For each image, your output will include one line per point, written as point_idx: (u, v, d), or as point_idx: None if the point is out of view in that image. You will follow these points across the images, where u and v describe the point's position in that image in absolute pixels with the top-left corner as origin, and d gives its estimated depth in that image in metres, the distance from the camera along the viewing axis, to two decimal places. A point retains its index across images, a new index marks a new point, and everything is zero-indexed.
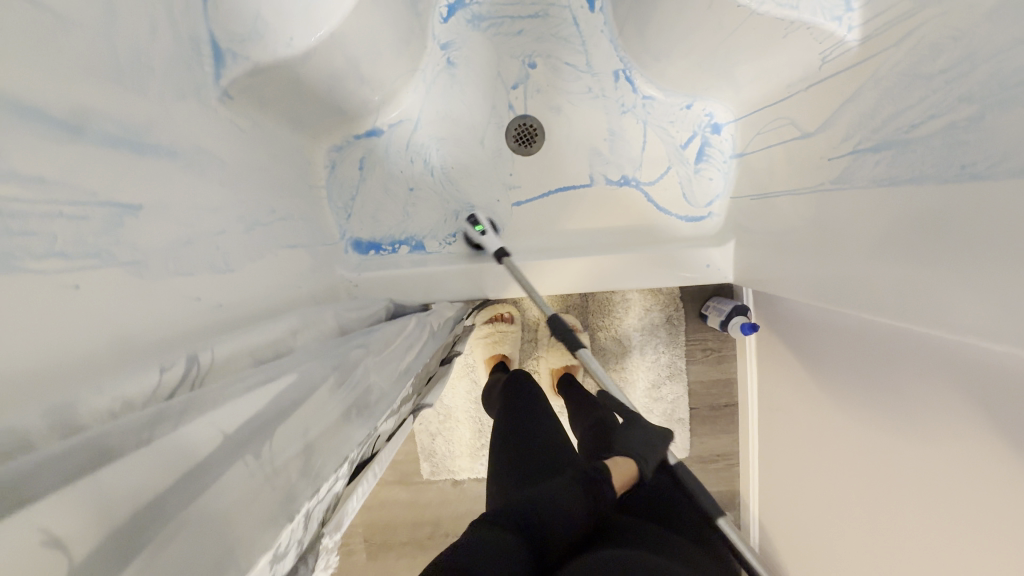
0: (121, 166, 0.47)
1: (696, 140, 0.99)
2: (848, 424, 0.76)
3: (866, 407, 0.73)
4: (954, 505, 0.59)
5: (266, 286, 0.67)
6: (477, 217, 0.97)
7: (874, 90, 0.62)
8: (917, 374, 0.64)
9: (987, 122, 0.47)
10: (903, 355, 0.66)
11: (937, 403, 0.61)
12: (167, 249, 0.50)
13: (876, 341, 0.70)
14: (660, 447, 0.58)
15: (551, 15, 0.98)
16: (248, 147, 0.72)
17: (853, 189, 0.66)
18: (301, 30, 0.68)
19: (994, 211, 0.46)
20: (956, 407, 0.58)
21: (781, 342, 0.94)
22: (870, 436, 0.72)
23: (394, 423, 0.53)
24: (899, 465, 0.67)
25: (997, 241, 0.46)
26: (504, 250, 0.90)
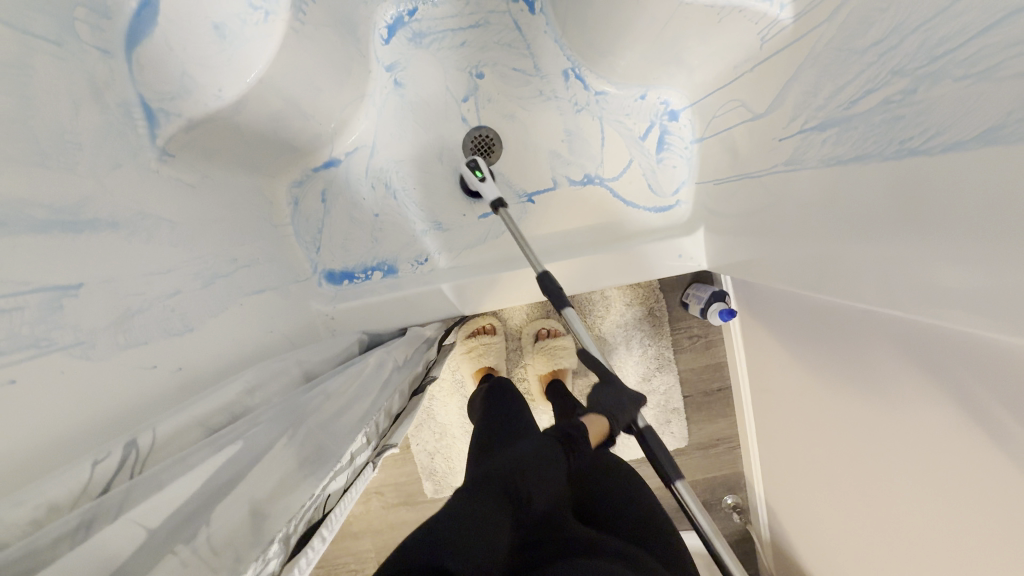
0: (58, 248, 0.47)
1: (655, 129, 0.98)
2: (832, 402, 0.77)
3: (846, 384, 0.73)
4: (937, 472, 0.59)
5: (231, 338, 0.67)
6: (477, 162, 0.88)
7: (814, 68, 0.61)
8: (888, 349, 0.65)
9: (919, 95, 0.46)
10: (873, 330, 0.66)
11: (907, 374, 0.62)
12: (114, 324, 0.50)
13: (846, 319, 0.71)
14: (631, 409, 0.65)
15: (491, 22, 0.97)
16: (199, 201, 0.72)
17: (804, 170, 0.65)
18: (229, 81, 0.71)
19: (938, 186, 0.45)
20: (925, 375, 0.59)
21: (758, 325, 0.95)
22: (853, 412, 0.73)
23: (348, 477, 0.52)
24: (884, 437, 0.67)
25: (947, 216, 0.44)
26: (502, 200, 0.83)
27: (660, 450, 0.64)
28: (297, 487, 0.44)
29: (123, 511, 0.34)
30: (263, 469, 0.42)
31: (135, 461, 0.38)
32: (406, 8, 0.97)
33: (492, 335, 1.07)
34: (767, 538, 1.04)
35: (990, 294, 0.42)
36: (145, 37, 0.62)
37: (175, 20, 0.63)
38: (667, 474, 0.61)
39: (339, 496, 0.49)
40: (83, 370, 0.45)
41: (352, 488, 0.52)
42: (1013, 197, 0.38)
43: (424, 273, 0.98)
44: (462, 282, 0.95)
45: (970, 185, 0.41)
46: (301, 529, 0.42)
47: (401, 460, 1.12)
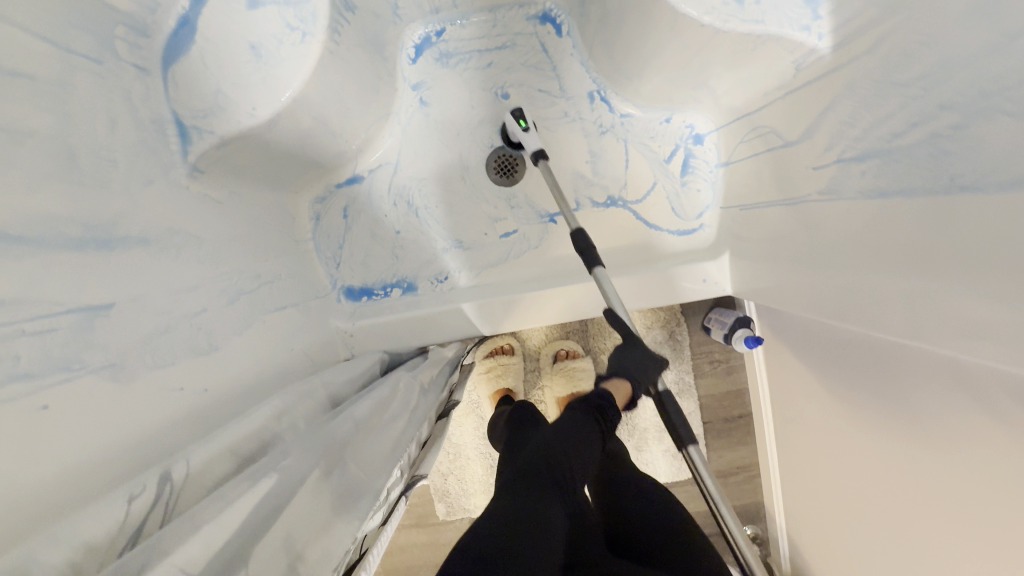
0: (90, 269, 0.47)
1: (679, 152, 0.97)
2: (865, 438, 0.74)
3: (881, 420, 0.70)
4: (974, 522, 0.56)
5: (256, 358, 0.66)
6: (520, 110, 0.89)
7: (852, 98, 0.60)
8: (925, 388, 0.61)
9: (970, 132, 0.45)
10: (909, 367, 0.63)
11: (945, 414, 0.59)
12: (143, 344, 0.49)
13: (880, 353, 0.68)
14: (655, 372, 0.70)
15: (518, 44, 0.98)
16: (226, 217, 0.71)
17: (840, 201, 0.64)
18: (264, 100, 0.70)
19: (992, 226, 0.43)
20: (963, 417, 0.56)
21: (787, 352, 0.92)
22: (887, 451, 0.69)
23: (384, 513, 0.51)
24: (917, 479, 0.64)
25: (997, 258, 0.43)
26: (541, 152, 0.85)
27: (678, 420, 0.66)
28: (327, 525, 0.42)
29: (159, 551, 0.32)
30: (299, 504, 0.41)
31: (167, 497, 0.38)
32: (434, 29, 0.98)
33: (510, 356, 1.06)
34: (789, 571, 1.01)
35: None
36: (183, 54, 0.63)
37: (212, 40, 0.64)
38: (683, 440, 0.64)
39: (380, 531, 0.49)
40: (116, 394, 0.45)
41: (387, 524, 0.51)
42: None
43: (444, 291, 0.98)
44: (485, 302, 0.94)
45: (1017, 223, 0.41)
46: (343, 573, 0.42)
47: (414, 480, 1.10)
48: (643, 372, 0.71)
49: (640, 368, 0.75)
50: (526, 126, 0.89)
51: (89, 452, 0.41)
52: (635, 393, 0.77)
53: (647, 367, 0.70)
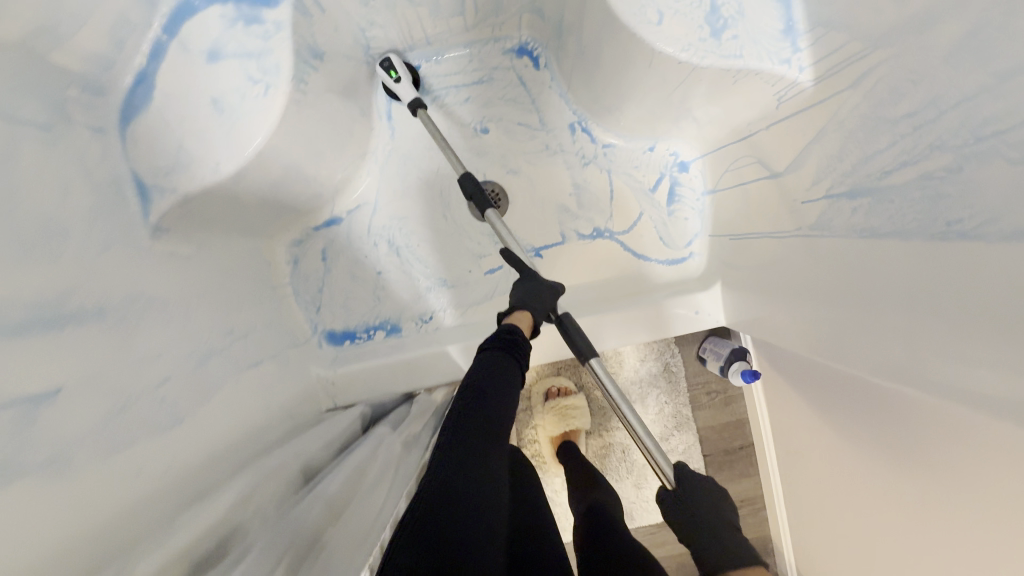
0: (38, 353, 0.44)
1: (665, 181, 0.95)
2: (879, 484, 0.67)
3: (893, 466, 0.64)
4: None
5: (227, 425, 0.62)
6: (392, 62, 0.90)
7: (838, 133, 0.58)
8: (930, 436, 0.55)
9: (965, 175, 0.42)
10: (911, 412, 0.57)
11: (954, 466, 0.53)
12: (96, 429, 0.46)
13: (882, 394, 0.62)
14: (552, 296, 0.76)
15: (495, 78, 0.96)
16: (195, 274, 0.68)
17: (832, 238, 0.61)
18: (227, 154, 0.65)
19: (996, 273, 0.41)
20: (973, 472, 0.50)
21: (795, 382, 0.84)
22: (901, 499, 0.63)
23: None
24: (931, 534, 0.58)
25: (1002, 306, 0.40)
26: (417, 101, 0.88)
27: (577, 337, 0.74)
28: None
29: None
30: None
31: None
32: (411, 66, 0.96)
33: None
34: None
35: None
36: (140, 111, 0.61)
37: (170, 94, 0.61)
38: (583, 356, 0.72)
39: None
40: (61, 495, 0.41)
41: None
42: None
43: (429, 331, 0.94)
44: (474, 343, 0.90)
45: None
46: None
47: None
48: (538, 301, 0.75)
49: (542, 299, 0.75)
50: (399, 78, 0.90)
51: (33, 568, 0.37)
52: (537, 317, 0.75)
53: (542, 295, 0.75)
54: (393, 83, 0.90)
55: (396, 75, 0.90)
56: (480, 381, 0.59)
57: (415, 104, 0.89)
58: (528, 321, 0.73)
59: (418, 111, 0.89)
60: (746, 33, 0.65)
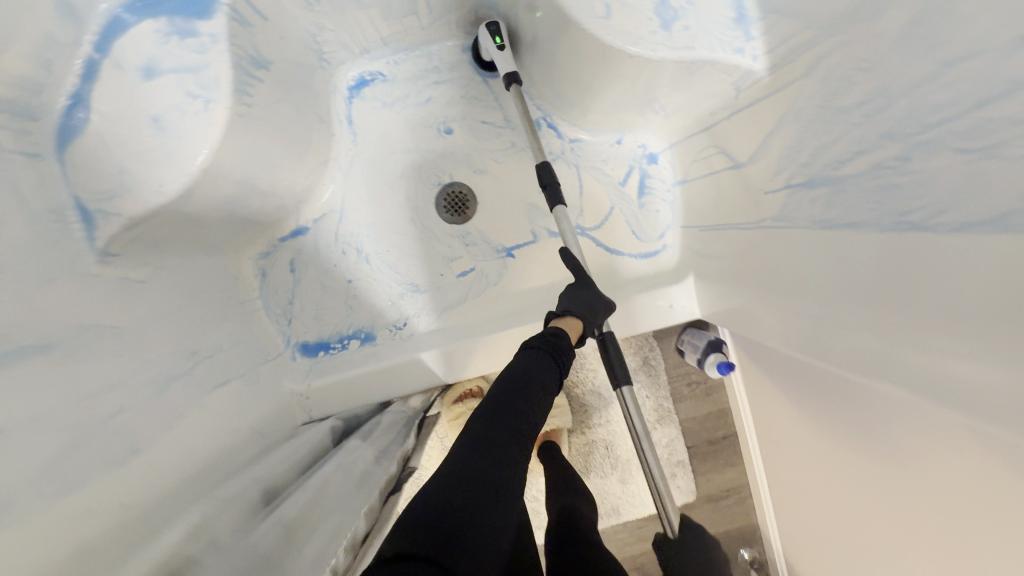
0: None
1: (634, 174, 0.94)
2: (881, 489, 0.64)
3: (897, 472, 0.60)
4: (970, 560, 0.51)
5: (193, 450, 0.61)
6: (500, 27, 0.85)
7: (796, 122, 0.56)
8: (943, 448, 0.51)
9: (917, 164, 0.41)
10: (923, 421, 0.53)
11: (957, 469, 0.51)
12: (44, 471, 0.44)
13: (887, 400, 0.58)
14: (602, 314, 0.73)
15: (456, 77, 0.95)
16: (154, 297, 0.66)
17: (793, 229, 0.60)
18: (168, 174, 0.64)
19: (946, 265, 0.39)
20: (991, 491, 0.47)
21: (785, 379, 0.80)
22: (905, 506, 0.60)
23: None
24: (943, 548, 0.55)
25: (949, 298, 0.39)
26: (513, 74, 0.83)
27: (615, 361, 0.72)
28: None
29: None
30: None
31: None
32: (369, 70, 0.95)
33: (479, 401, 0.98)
34: None
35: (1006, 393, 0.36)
36: (79, 134, 0.59)
37: (108, 116, 0.60)
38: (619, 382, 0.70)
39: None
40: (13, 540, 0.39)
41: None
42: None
43: (404, 337, 0.93)
44: (454, 347, 0.88)
45: (969, 266, 0.37)
46: None
47: None
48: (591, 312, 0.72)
49: (594, 314, 0.72)
50: (502, 44, 0.85)
51: None
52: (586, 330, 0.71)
53: (596, 309, 0.72)
54: (496, 49, 0.84)
55: (501, 41, 0.85)
56: (515, 376, 0.57)
57: (511, 77, 0.84)
58: (577, 332, 0.70)
59: (513, 86, 0.84)
60: (698, 23, 0.64)
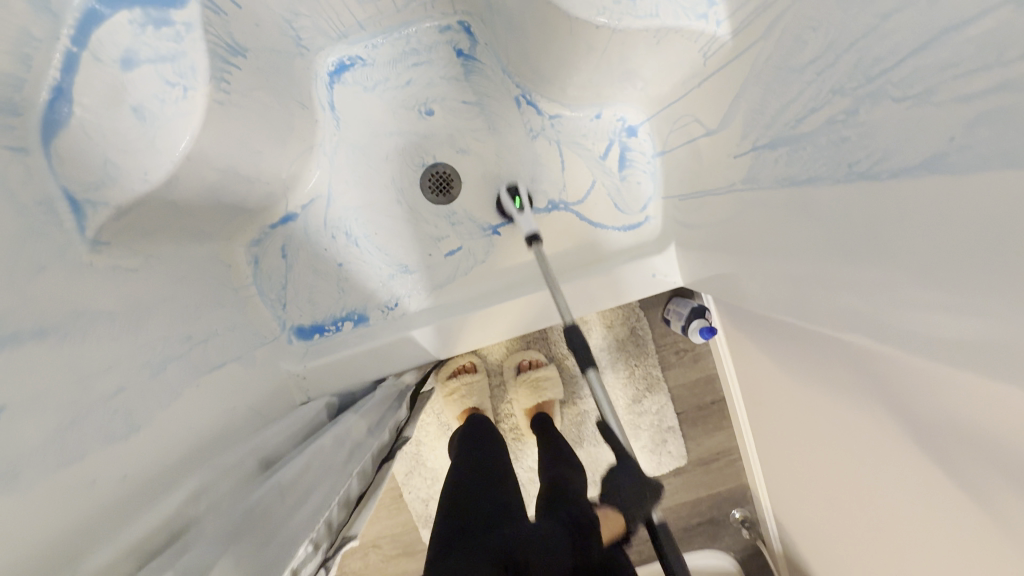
0: None
1: (614, 147, 0.95)
2: (877, 457, 0.62)
3: (866, 426, 0.63)
4: (936, 504, 0.54)
5: (192, 428, 0.63)
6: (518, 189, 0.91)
7: (758, 85, 0.59)
8: (968, 456, 0.47)
9: (862, 117, 0.44)
10: (947, 411, 0.48)
11: (915, 420, 0.53)
12: (47, 445, 0.46)
13: (913, 376, 0.51)
14: (653, 498, 0.58)
15: (435, 59, 0.96)
16: (148, 284, 0.68)
17: (762, 190, 0.63)
18: (151, 160, 0.66)
19: (911, 211, 0.40)
20: (947, 434, 0.49)
21: (792, 329, 0.72)
22: (903, 483, 0.59)
23: None
24: (934, 533, 0.55)
25: (916, 240, 0.41)
26: (536, 234, 0.84)
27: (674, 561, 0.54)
28: None
29: None
30: None
31: None
32: (347, 56, 0.96)
33: (473, 374, 1.05)
34: (780, 551, 1.00)
35: (988, 334, 0.36)
36: (62, 127, 0.60)
37: (90, 108, 0.62)
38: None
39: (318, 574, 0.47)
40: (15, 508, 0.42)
41: (330, 561, 0.49)
42: (998, 217, 0.33)
43: (396, 317, 0.94)
44: (446, 324, 0.91)
45: (940, 205, 0.38)
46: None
47: (393, 510, 1.08)
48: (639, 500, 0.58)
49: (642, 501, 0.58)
50: (522, 205, 0.89)
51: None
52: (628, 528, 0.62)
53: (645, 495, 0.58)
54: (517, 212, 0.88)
55: (519, 203, 0.90)
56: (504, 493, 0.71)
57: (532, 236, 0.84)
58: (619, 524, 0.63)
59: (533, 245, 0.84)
60: None
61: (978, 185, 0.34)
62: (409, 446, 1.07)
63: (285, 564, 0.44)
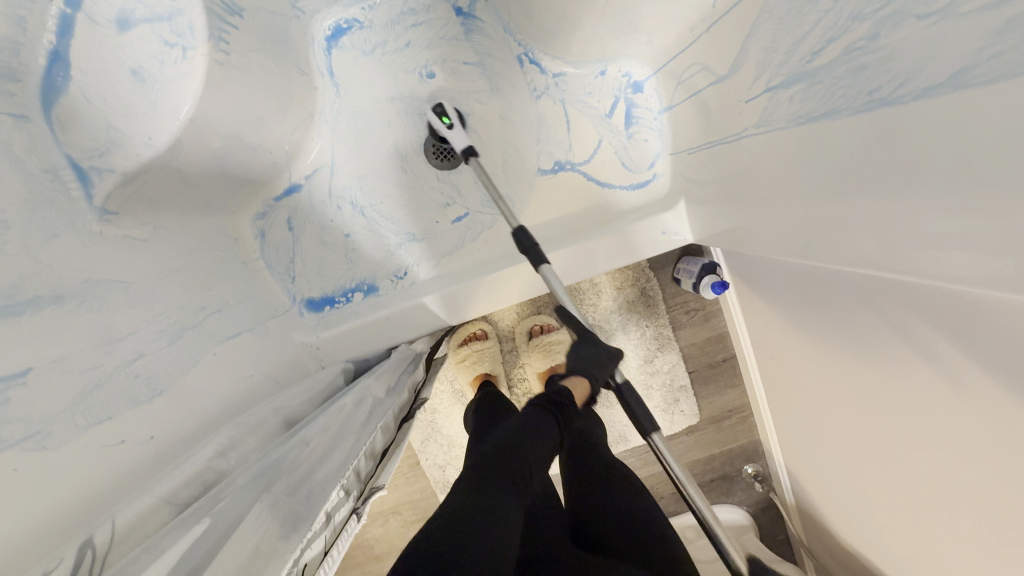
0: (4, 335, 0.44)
1: (620, 104, 0.93)
2: (895, 396, 0.62)
3: (881, 369, 0.63)
4: (956, 442, 0.54)
5: (215, 393, 0.63)
6: (443, 108, 0.89)
7: (770, 22, 0.59)
8: (1002, 396, 0.46)
9: (883, 40, 0.44)
10: (986, 348, 0.46)
11: (938, 356, 0.53)
12: (71, 407, 0.46)
13: (960, 311, 0.48)
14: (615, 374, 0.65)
15: (434, 18, 0.93)
16: (158, 254, 0.67)
17: (774, 131, 0.62)
18: (155, 127, 0.68)
19: (937, 133, 0.40)
20: (974, 369, 0.49)
21: (814, 268, 0.70)
22: (920, 424, 0.58)
23: (327, 538, 0.48)
24: (951, 473, 0.56)
25: (943, 164, 0.40)
26: (471, 148, 0.84)
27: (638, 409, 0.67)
28: (271, 553, 0.40)
29: None
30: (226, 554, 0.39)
31: (90, 567, 0.38)
32: (343, 18, 0.94)
33: (483, 340, 1.06)
34: (791, 503, 1.02)
35: (999, 257, 0.37)
36: (61, 93, 0.60)
37: (88, 71, 0.62)
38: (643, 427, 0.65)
39: (348, 518, 0.52)
40: (44, 465, 0.42)
41: (359, 508, 0.54)
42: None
43: (406, 287, 0.93)
44: (457, 289, 0.90)
45: (960, 122, 0.38)
46: (317, 551, 0.46)
47: (411, 477, 1.10)
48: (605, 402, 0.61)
49: (601, 366, 0.70)
50: (450, 124, 0.88)
51: (25, 541, 0.38)
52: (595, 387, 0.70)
53: (602, 365, 0.70)
54: (444, 128, 0.87)
55: (447, 121, 0.88)
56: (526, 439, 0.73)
57: (466, 151, 0.84)
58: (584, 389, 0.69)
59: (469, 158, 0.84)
60: None
61: (1010, 93, 0.33)
62: (424, 414, 1.08)
63: (319, 508, 0.47)
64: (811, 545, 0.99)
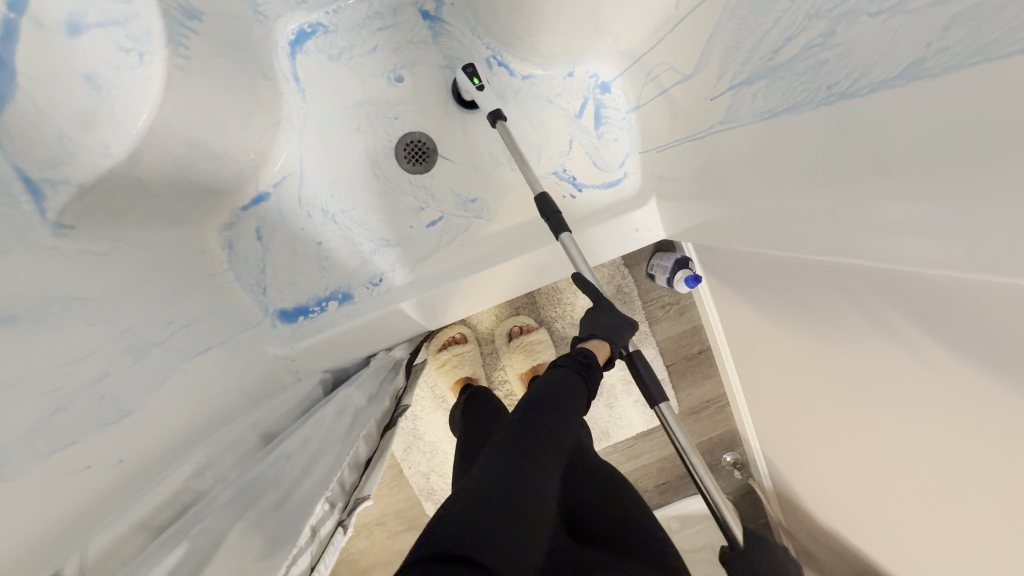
0: None
1: (589, 105, 0.94)
2: (866, 377, 0.64)
3: (854, 352, 0.65)
4: (928, 421, 0.56)
5: (188, 410, 0.61)
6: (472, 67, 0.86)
7: (732, 21, 0.62)
8: (976, 376, 0.48)
9: (839, 37, 0.46)
10: (965, 331, 0.47)
11: (910, 338, 0.55)
12: (31, 433, 0.44)
13: (938, 296, 0.50)
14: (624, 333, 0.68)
15: (402, 21, 0.93)
16: (119, 269, 0.65)
17: (739, 127, 0.65)
18: (113, 134, 0.66)
19: (891, 124, 0.42)
20: (943, 349, 0.51)
21: (785, 257, 0.72)
22: (895, 406, 0.60)
23: (314, 551, 0.47)
24: (924, 452, 0.57)
25: (902, 153, 0.42)
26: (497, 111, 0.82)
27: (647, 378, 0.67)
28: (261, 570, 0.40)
29: None
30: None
31: None
32: (308, 22, 0.92)
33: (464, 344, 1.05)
34: (770, 489, 1.05)
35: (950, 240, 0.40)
36: (7, 102, 0.56)
37: (40, 78, 0.59)
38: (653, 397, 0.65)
39: (336, 530, 0.51)
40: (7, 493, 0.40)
41: (346, 520, 0.53)
42: (971, 113, 0.35)
43: (382, 293, 0.91)
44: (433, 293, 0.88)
45: (916, 112, 0.40)
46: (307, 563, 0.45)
47: (395, 487, 1.08)
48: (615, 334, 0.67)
49: (619, 332, 0.68)
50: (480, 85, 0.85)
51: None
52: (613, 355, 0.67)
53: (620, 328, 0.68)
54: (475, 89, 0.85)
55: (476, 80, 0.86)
56: None
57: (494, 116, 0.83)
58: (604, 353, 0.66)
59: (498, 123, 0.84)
60: None
61: (957, 83, 0.36)
62: (407, 421, 1.07)
63: (305, 523, 0.46)
64: (792, 529, 1.02)
